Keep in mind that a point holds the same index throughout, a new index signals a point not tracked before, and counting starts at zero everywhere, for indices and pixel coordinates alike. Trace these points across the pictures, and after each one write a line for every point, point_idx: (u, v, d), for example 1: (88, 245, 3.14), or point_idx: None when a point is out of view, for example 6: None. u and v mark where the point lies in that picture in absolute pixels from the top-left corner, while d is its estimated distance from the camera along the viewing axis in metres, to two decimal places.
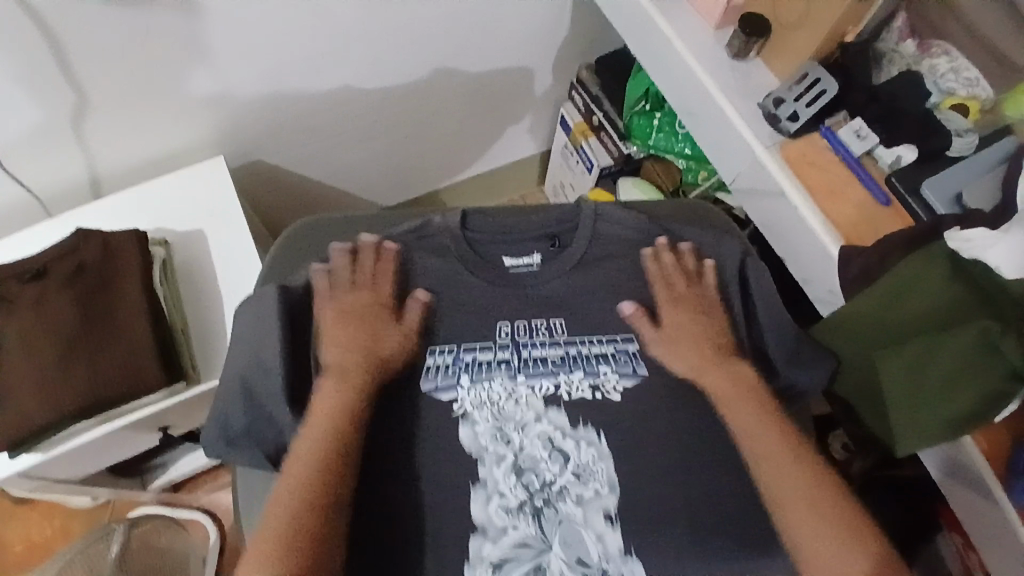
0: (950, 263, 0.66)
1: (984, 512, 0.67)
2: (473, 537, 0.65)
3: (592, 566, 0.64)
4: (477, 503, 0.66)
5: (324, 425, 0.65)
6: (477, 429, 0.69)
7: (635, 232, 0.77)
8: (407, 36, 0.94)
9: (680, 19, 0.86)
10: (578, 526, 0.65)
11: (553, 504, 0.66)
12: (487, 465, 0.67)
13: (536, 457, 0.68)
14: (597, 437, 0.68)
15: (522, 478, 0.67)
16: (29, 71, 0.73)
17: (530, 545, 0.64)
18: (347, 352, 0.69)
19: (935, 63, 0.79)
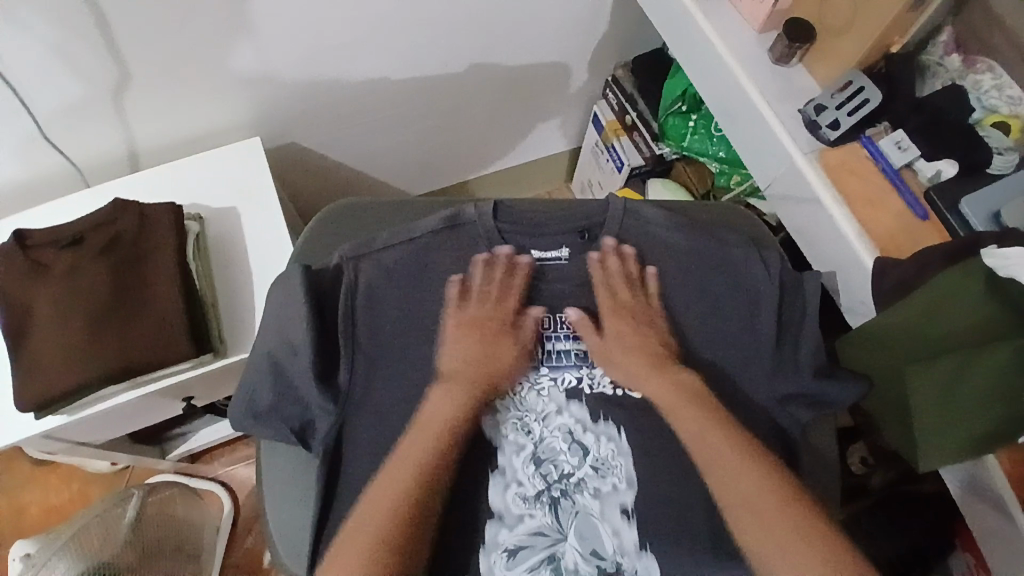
0: (986, 282, 0.65)
1: (1004, 533, 0.66)
2: (491, 523, 0.67)
3: (606, 558, 0.66)
4: (496, 491, 0.68)
5: (425, 450, 0.66)
6: (499, 418, 0.70)
7: (663, 225, 0.77)
8: (448, 25, 0.95)
9: (722, 21, 0.86)
10: (594, 519, 0.67)
11: (571, 496, 0.67)
12: (506, 453, 0.69)
13: (555, 448, 0.69)
14: (617, 432, 0.69)
15: (541, 468, 0.69)
16: (71, 43, 0.74)
17: (546, 534, 0.66)
18: (467, 370, 0.70)
19: (980, 78, 0.77)
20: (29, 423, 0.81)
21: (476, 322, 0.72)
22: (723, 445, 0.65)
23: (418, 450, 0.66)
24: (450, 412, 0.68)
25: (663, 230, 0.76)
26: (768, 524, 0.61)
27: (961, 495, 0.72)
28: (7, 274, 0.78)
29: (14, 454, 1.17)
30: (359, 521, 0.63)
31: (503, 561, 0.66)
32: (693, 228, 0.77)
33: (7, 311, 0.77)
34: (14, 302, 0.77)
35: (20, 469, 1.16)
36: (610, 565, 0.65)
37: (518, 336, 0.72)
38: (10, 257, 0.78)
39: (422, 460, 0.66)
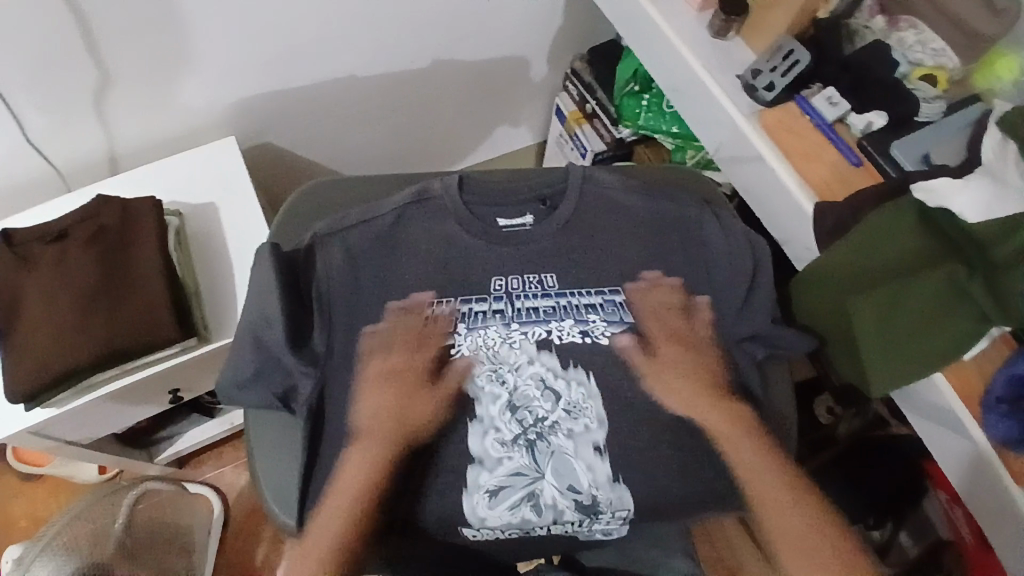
0: (918, 215, 0.69)
1: (952, 446, 0.70)
2: (473, 466, 0.72)
3: (583, 492, 0.72)
4: (475, 437, 0.73)
5: (336, 517, 0.70)
6: (475, 371, 0.74)
7: (622, 189, 0.79)
8: (411, 24, 1.01)
9: (663, 2, 0.92)
10: (569, 458, 0.72)
11: (546, 438, 0.72)
12: (484, 404, 0.73)
13: (529, 396, 0.73)
14: (586, 377, 0.74)
15: (516, 414, 0.73)
16: (51, 48, 0.78)
17: (525, 474, 0.72)
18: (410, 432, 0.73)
19: (904, 35, 0.84)
20: (18, 415, 0.83)
21: (450, 287, 0.76)
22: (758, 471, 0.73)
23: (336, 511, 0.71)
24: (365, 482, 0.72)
25: (622, 193, 0.79)
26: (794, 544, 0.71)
27: (916, 420, 0.75)
28: None
29: (3, 467, 1.18)
30: None
31: (485, 500, 0.72)
32: (653, 189, 0.80)
33: None
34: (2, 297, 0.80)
35: (9, 482, 1.18)
36: (585, 498, 0.72)
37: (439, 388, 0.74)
38: None
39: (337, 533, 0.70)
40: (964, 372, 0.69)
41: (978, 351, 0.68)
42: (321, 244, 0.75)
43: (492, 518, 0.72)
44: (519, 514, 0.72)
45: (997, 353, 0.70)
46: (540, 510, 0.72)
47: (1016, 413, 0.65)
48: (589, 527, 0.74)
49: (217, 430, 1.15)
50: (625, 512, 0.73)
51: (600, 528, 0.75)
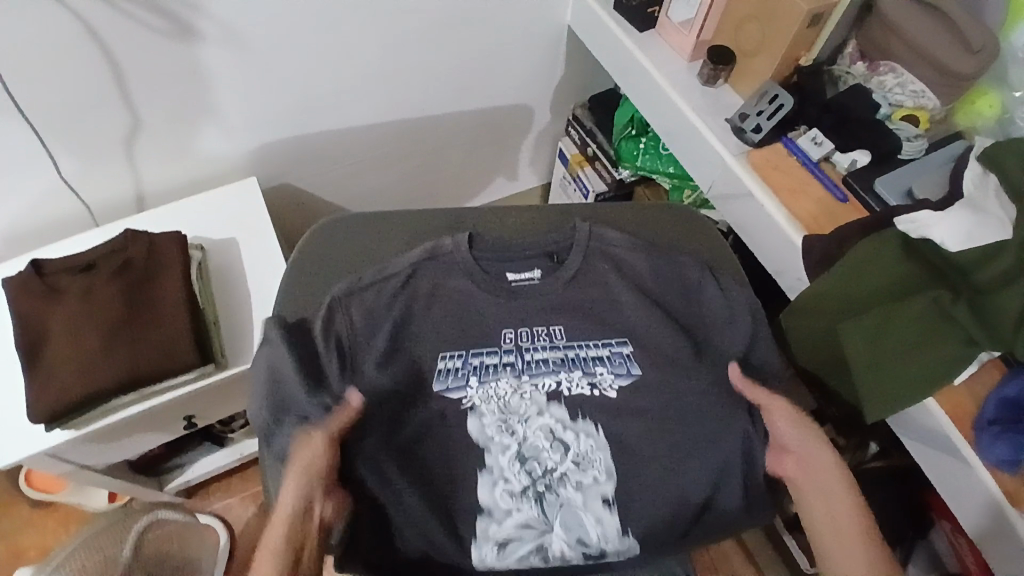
0: (901, 244, 0.73)
1: (949, 471, 0.71)
2: (482, 517, 0.71)
3: (591, 546, 0.71)
4: (484, 488, 0.72)
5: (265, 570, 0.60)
6: (484, 420, 0.73)
7: (625, 246, 0.78)
8: (421, 75, 1.09)
9: (655, 53, 0.99)
10: (578, 511, 0.72)
11: (555, 491, 0.72)
12: (493, 454, 0.72)
13: (537, 447, 0.73)
14: (595, 429, 0.74)
15: (526, 465, 0.72)
16: (89, 95, 0.85)
17: (532, 527, 0.71)
18: (294, 499, 0.64)
19: (884, 79, 0.90)
20: (38, 437, 0.86)
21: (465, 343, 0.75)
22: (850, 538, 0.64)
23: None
24: (273, 563, 0.60)
25: (627, 254, 0.78)
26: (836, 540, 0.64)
27: (913, 446, 0.76)
28: (25, 299, 0.86)
29: (15, 497, 1.20)
30: None
31: (493, 553, 0.71)
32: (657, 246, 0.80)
33: (23, 332, 0.85)
34: (33, 324, 0.85)
35: (19, 513, 1.19)
36: (593, 551, 0.71)
37: (327, 425, 0.67)
38: (29, 283, 0.87)
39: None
40: (955, 396, 0.71)
41: (969, 374, 0.70)
42: (342, 312, 0.73)
43: (497, 569, 0.71)
44: (525, 565, 0.71)
45: (987, 376, 0.72)
46: (547, 562, 0.71)
47: (1007, 433, 0.66)
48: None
49: (226, 460, 1.17)
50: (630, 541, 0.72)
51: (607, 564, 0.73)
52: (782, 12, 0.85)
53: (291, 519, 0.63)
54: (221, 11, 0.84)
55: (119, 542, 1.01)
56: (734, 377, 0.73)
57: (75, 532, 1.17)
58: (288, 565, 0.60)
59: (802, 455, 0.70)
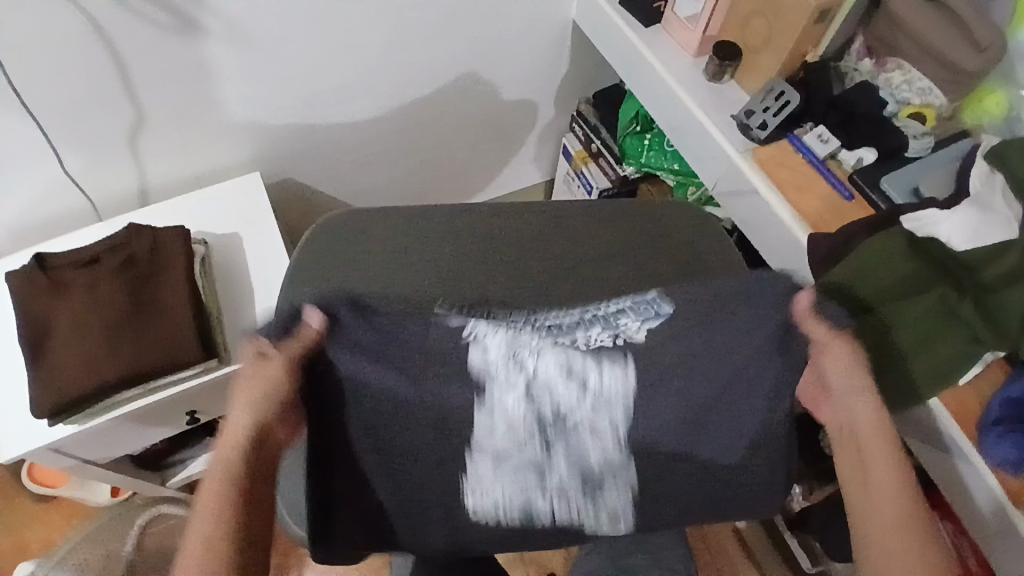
0: (907, 241, 0.73)
1: (954, 471, 0.71)
2: (473, 455, 0.60)
3: (590, 478, 0.62)
4: (482, 421, 0.59)
5: (212, 503, 0.52)
6: (489, 350, 0.58)
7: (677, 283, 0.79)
8: (425, 71, 1.08)
9: (660, 49, 0.98)
10: (585, 449, 0.60)
11: (564, 431, 0.59)
12: (498, 393, 0.58)
13: (550, 386, 0.58)
14: (623, 363, 0.58)
15: (534, 403, 0.58)
16: (91, 89, 0.85)
17: (532, 464, 0.60)
18: (249, 425, 0.55)
19: (891, 76, 0.89)
20: (41, 432, 0.86)
21: None
22: (893, 500, 0.55)
23: (197, 536, 0.51)
24: (230, 487, 0.53)
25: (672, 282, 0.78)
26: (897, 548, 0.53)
27: (917, 446, 0.75)
28: (29, 294, 0.86)
29: (19, 491, 1.21)
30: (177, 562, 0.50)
31: (488, 479, 0.61)
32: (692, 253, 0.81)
33: (26, 326, 0.85)
34: (37, 318, 0.86)
35: (22, 506, 1.20)
36: (592, 478, 0.62)
37: (284, 347, 0.54)
38: (32, 278, 0.87)
39: (207, 541, 0.51)
40: (961, 395, 0.71)
41: (973, 373, 0.70)
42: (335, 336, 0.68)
43: (489, 507, 0.62)
44: (521, 494, 0.62)
45: (992, 376, 0.72)
46: (545, 486, 0.62)
47: (1012, 433, 0.65)
48: (596, 505, 0.64)
49: None
50: (628, 483, 0.62)
51: (607, 512, 0.64)
52: (788, 8, 0.85)
53: (247, 444, 0.55)
54: (226, 8, 0.84)
55: (121, 536, 1.07)
56: (799, 310, 0.56)
57: (79, 526, 1.18)
58: (247, 496, 0.54)
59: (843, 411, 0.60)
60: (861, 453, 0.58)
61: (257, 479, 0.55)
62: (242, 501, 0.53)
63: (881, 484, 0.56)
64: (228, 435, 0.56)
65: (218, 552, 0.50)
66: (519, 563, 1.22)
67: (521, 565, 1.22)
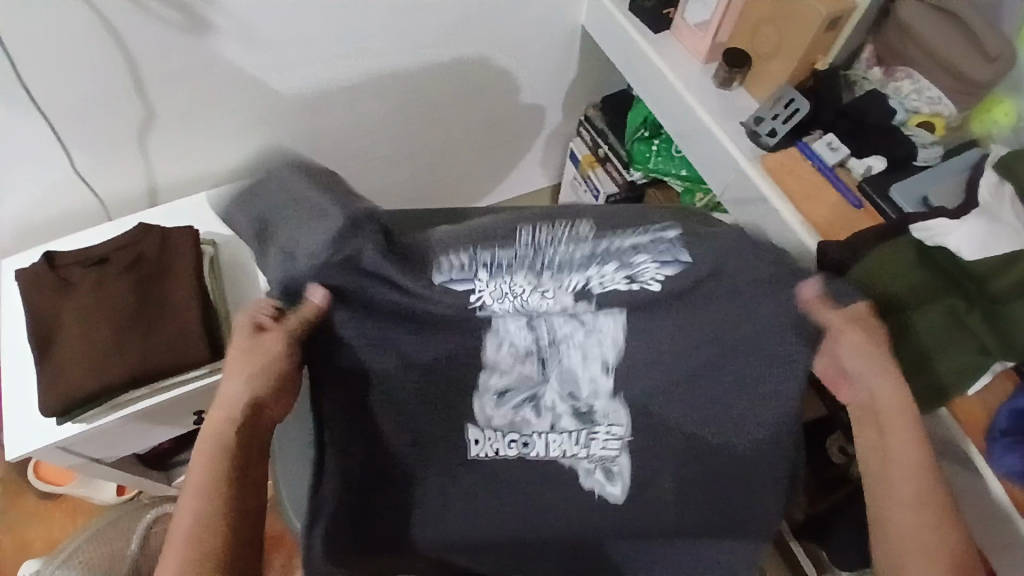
0: (917, 251, 0.72)
1: (961, 480, 0.71)
2: (480, 370, 0.60)
3: (581, 401, 0.61)
4: (488, 346, 0.59)
5: (204, 463, 0.57)
6: (497, 285, 0.55)
7: None
8: (433, 73, 1.08)
9: (669, 55, 0.99)
10: (578, 376, 0.60)
11: (558, 351, 0.59)
12: (503, 319, 0.57)
13: (551, 312, 0.57)
14: (619, 313, 0.55)
15: (535, 329, 0.58)
16: (102, 87, 0.85)
17: (529, 381, 0.61)
18: (239, 392, 0.57)
19: (900, 85, 0.89)
20: (46, 430, 0.86)
21: None
22: (912, 477, 0.59)
23: (185, 514, 0.55)
24: (213, 463, 0.56)
25: None
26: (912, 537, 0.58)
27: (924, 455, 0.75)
28: (37, 292, 0.87)
29: (23, 488, 1.21)
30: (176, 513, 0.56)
31: (492, 401, 0.62)
32: None
33: (35, 325, 0.85)
34: (46, 317, 0.86)
35: (27, 503, 1.20)
36: (583, 406, 0.61)
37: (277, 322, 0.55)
38: (41, 277, 0.88)
39: (200, 516, 0.55)
40: (968, 405, 0.71)
41: (982, 383, 0.70)
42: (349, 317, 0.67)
43: (488, 425, 0.63)
44: (518, 415, 0.63)
45: (1000, 386, 0.72)
46: (539, 414, 0.62)
47: (1019, 445, 0.66)
48: (586, 451, 0.65)
49: None
50: (620, 431, 0.63)
51: (598, 461, 0.65)
52: (798, 16, 0.85)
53: (236, 418, 0.57)
54: (239, 9, 0.85)
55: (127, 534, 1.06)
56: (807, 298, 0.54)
57: (84, 525, 1.18)
58: (240, 456, 0.58)
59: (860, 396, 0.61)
60: (882, 434, 0.60)
61: (246, 453, 0.58)
62: (227, 480, 0.56)
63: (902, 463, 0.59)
64: (222, 403, 0.58)
65: (206, 525, 0.55)
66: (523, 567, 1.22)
67: (524, 570, 1.22)
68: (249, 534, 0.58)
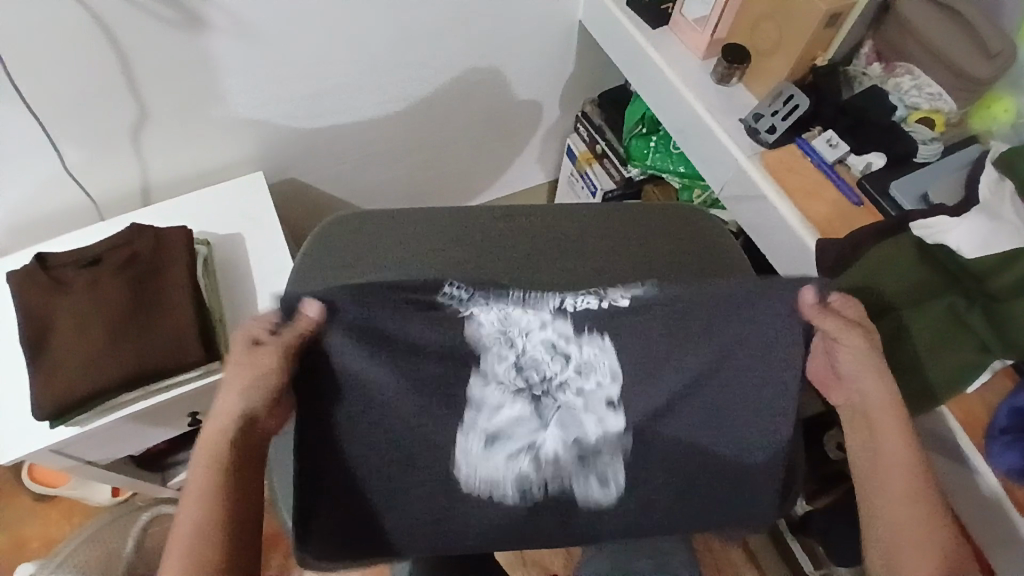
0: (918, 249, 0.73)
1: (959, 479, 0.70)
2: (467, 410, 0.61)
3: (584, 444, 0.62)
4: (474, 389, 0.61)
5: (202, 477, 0.56)
6: (482, 328, 0.61)
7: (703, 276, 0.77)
8: (429, 70, 1.07)
9: (667, 51, 0.98)
10: (578, 414, 0.62)
11: (552, 394, 0.62)
12: (488, 361, 0.61)
13: (537, 359, 0.62)
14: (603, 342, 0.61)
15: (522, 373, 0.61)
16: (94, 86, 0.84)
17: (523, 423, 0.62)
18: (235, 404, 0.57)
19: (900, 80, 0.89)
20: (42, 432, 0.85)
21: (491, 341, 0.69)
22: (906, 482, 0.58)
23: (184, 522, 0.54)
24: (211, 472, 0.56)
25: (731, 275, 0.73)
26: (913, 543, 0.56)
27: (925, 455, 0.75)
28: (30, 293, 0.86)
29: (17, 489, 1.20)
30: (172, 530, 0.54)
31: (480, 446, 0.61)
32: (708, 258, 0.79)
33: (27, 326, 0.84)
34: (38, 318, 0.85)
35: (21, 504, 1.19)
36: (585, 449, 0.62)
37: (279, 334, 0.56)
38: (33, 277, 0.87)
39: (197, 524, 0.54)
40: (968, 404, 0.70)
41: (982, 382, 0.70)
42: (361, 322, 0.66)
43: (480, 481, 0.62)
44: (516, 466, 0.62)
45: (1000, 384, 0.71)
46: (538, 465, 0.62)
47: (1019, 442, 0.65)
48: (584, 466, 0.62)
49: None
50: (620, 439, 0.62)
51: (595, 473, 0.62)
52: (799, 11, 0.84)
53: (230, 430, 0.57)
54: (233, 4, 0.84)
55: (123, 536, 1.06)
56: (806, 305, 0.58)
57: (79, 525, 1.17)
58: (238, 465, 0.57)
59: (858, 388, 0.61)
60: (875, 437, 0.60)
61: (242, 460, 0.58)
62: (225, 490, 0.56)
63: (895, 467, 0.58)
64: (217, 414, 0.58)
65: (203, 537, 0.54)
66: (520, 565, 1.22)
67: (521, 567, 1.22)
68: (246, 547, 0.56)
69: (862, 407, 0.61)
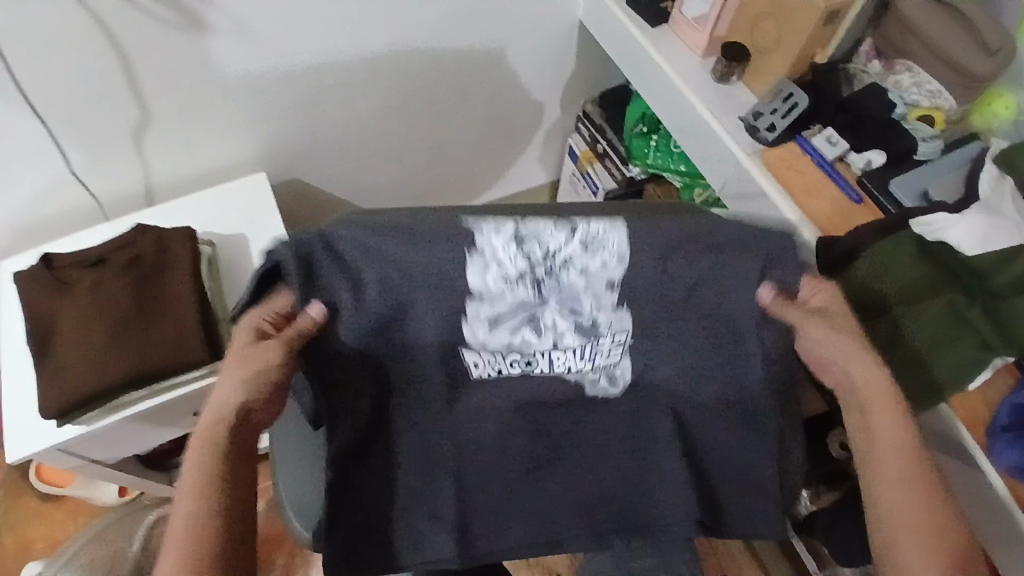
0: (918, 244, 0.73)
1: (959, 474, 0.71)
2: (469, 299, 0.59)
3: (584, 315, 0.61)
4: (475, 273, 0.58)
5: (201, 465, 0.56)
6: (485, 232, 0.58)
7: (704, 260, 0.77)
8: (429, 71, 1.08)
9: (667, 50, 0.98)
10: (578, 291, 0.60)
11: (555, 273, 0.59)
12: (486, 239, 0.58)
13: (538, 226, 0.59)
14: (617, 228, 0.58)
15: (524, 248, 0.58)
16: (98, 88, 0.85)
17: (525, 304, 0.61)
18: (235, 396, 0.58)
19: (900, 77, 0.89)
20: (47, 431, 0.86)
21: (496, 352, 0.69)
22: (898, 461, 0.59)
23: (181, 515, 0.54)
24: (207, 461, 0.56)
25: None
26: (914, 529, 0.57)
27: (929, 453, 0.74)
28: (35, 294, 0.86)
29: (23, 490, 1.21)
30: (170, 523, 0.54)
31: (484, 328, 0.61)
32: None
33: (32, 326, 0.85)
34: (43, 319, 0.86)
35: (28, 504, 1.20)
36: (586, 319, 0.62)
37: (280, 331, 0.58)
38: (39, 278, 0.88)
39: (195, 516, 0.54)
40: (969, 401, 0.70)
41: (984, 378, 0.70)
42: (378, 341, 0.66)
43: (489, 345, 0.63)
44: (518, 337, 0.62)
45: (1001, 381, 0.71)
46: (540, 335, 0.63)
47: (1020, 439, 0.65)
48: (590, 364, 0.65)
49: None
50: (624, 337, 0.62)
51: (601, 369, 0.65)
52: (798, 8, 0.85)
53: (229, 419, 0.58)
54: (233, 5, 0.84)
55: (128, 535, 1.07)
56: (767, 301, 0.59)
57: (85, 525, 1.18)
58: (235, 456, 0.58)
59: (855, 379, 0.62)
60: (866, 417, 0.61)
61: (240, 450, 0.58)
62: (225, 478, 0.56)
63: (886, 450, 0.59)
64: (213, 406, 0.59)
65: (203, 526, 0.54)
66: (524, 564, 1.23)
67: (525, 566, 1.23)
68: (245, 538, 0.56)
69: (861, 402, 0.61)
